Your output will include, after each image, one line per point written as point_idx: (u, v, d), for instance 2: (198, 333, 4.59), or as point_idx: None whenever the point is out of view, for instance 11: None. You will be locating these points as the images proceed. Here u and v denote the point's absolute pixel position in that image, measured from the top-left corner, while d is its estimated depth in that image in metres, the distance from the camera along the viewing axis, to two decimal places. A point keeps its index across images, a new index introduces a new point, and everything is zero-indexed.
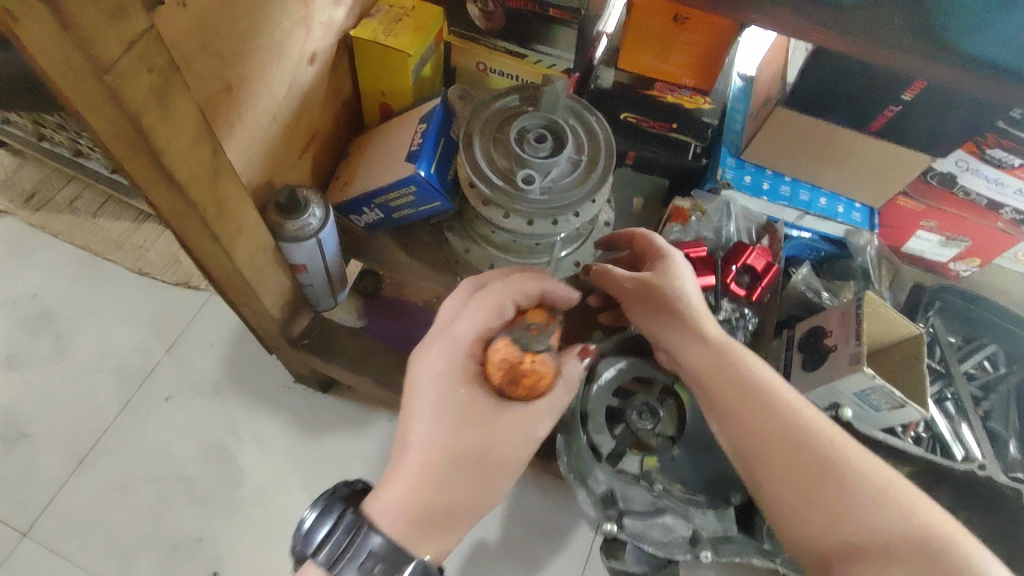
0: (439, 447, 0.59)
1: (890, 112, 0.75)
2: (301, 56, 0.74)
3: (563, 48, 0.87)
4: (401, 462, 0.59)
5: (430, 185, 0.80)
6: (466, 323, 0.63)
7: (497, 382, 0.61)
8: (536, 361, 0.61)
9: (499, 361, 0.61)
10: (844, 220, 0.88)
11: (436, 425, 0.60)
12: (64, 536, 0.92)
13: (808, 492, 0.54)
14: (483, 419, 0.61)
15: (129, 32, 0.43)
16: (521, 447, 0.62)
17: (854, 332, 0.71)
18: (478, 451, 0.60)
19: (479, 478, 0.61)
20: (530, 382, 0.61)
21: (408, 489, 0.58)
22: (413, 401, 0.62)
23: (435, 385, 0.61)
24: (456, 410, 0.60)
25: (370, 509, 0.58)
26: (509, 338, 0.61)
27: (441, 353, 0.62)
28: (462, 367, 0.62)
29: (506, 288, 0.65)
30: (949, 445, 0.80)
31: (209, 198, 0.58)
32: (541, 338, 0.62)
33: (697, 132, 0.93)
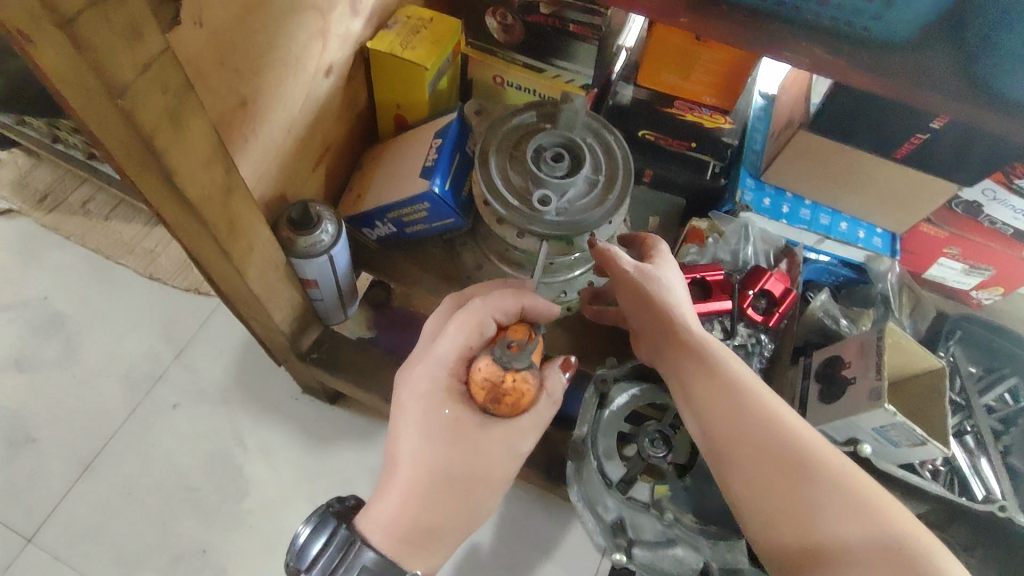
0: (427, 466, 0.57)
1: (917, 139, 0.72)
2: (318, 69, 0.73)
3: (582, 63, 0.85)
4: (390, 480, 0.58)
5: (444, 202, 0.79)
6: (446, 342, 0.60)
7: (481, 402, 0.58)
8: (518, 380, 0.57)
9: (481, 381, 0.57)
10: (865, 246, 0.87)
11: (421, 445, 0.58)
12: (68, 542, 0.92)
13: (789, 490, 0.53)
14: (466, 439, 0.58)
15: (142, 54, 0.42)
16: (507, 464, 0.60)
17: (874, 365, 0.69)
18: (464, 470, 0.58)
19: (469, 496, 0.59)
20: (512, 402, 0.57)
21: (398, 505, 0.57)
22: (399, 420, 0.60)
23: (418, 405, 0.59)
24: (439, 428, 0.58)
25: (362, 523, 0.57)
26: (490, 357, 0.57)
27: (423, 372, 0.60)
28: (443, 387, 0.59)
29: (482, 306, 0.61)
30: (968, 481, 0.77)
31: (220, 216, 0.57)
32: (522, 354, 0.57)
33: (716, 152, 0.91)
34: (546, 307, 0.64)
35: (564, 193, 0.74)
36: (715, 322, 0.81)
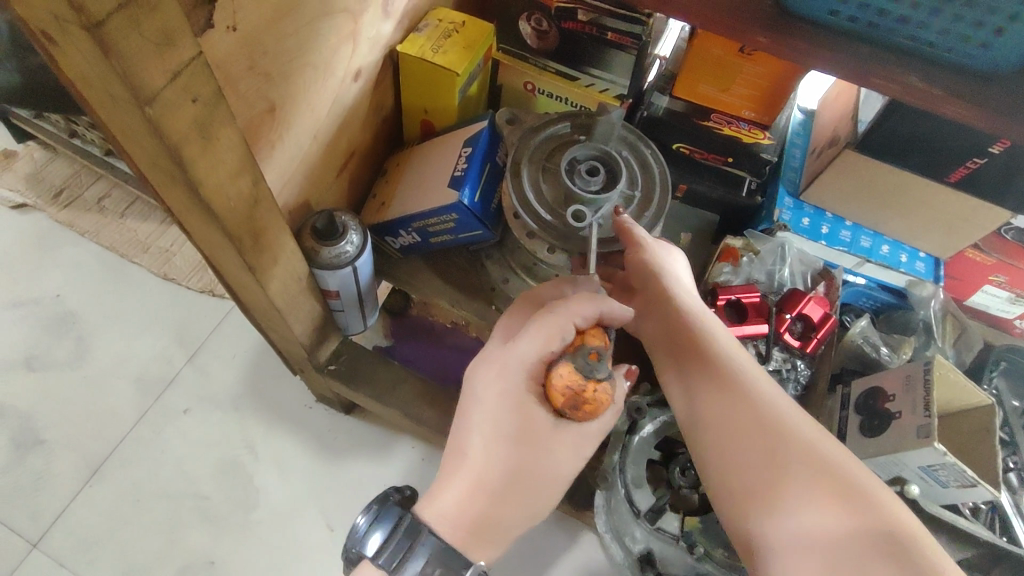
0: (498, 464, 0.54)
1: (972, 165, 0.69)
2: (346, 73, 0.70)
3: (619, 73, 0.82)
4: (455, 472, 0.55)
5: (472, 214, 0.76)
6: (526, 339, 0.55)
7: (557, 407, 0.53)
8: (599, 390, 0.52)
9: (561, 389, 0.52)
10: (908, 270, 0.83)
11: (492, 444, 0.55)
12: (74, 548, 0.90)
13: (767, 467, 0.54)
14: (538, 443, 0.55)
15: (174, 61, 0.40)
16: (572, 466, 0.58)
17: (922, 401, 0.66)
18: (529, 470, 0.55)
19: (532, 494, 0.56)
20: (590, 412, 0.52)
21: (466, 499, 0.54)
22: (469, 417, 0.56)
23: (494, 403, 0.55)
24: (513, 429, 0.54)
25: (427, 509, 0.54)
26: (571, 364, 0.52)
27: (500, 374, 0.56)
28: (518, 389, 0.55)
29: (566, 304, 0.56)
30: (1011, 522, 0.73)
31: (245, 228, 0.54)
32: (603, 363, 0.52)
33: (755, 168, 0.88)
34: (625, 315, 0.58)
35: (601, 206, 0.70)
36: (750, 345, 0.78)
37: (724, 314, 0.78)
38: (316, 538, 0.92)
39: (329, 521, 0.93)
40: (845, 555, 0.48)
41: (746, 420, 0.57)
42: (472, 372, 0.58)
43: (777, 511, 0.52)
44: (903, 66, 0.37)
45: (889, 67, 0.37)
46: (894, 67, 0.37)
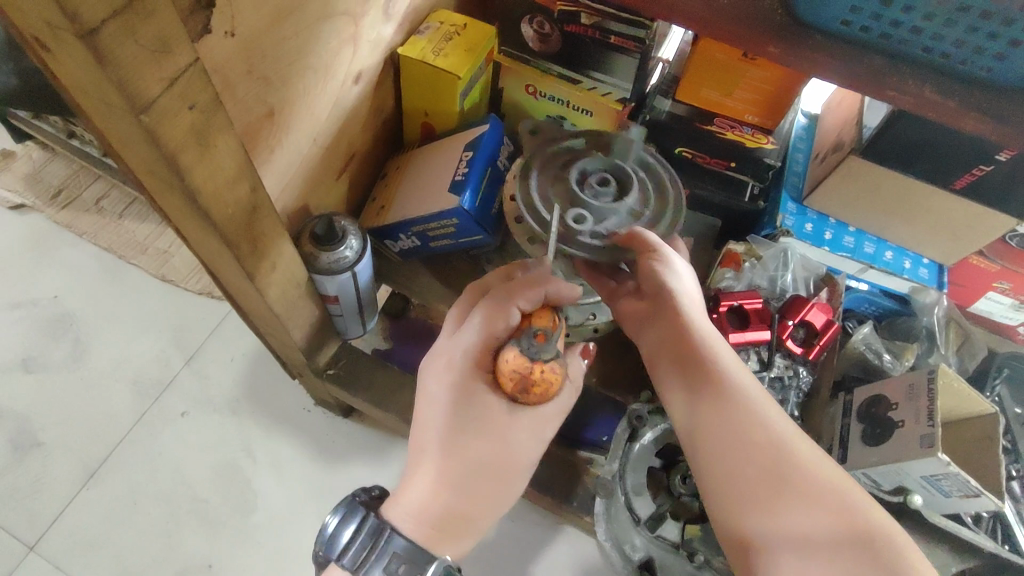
0: (458, 457, 0.56)
1: (978, 172, 0.69)
2: (347, 75, 0.69)
3: (621, 76, 0.81)
4: (417, 467, 0.57)
5: (473, 219, 0.75)
6: (471, 326, 0.58)
7: (508, 391, 0.56)
8: (545, 371, 0.55)
9: (508, 372, 0.54)
10: (911, 276, 0.83)
11: (448, 435, 0.56)
12: (71, 551, 0.89)
13: (767, 483, 0.54)
14: (493, 429, 0.57)
15: (171, 68, 0.39)
16: (531, 450, 0.59)
17: (925, 411, 0.66)
18: (486, 458, 0.56)
19: (497, 485, 0.58)
20: (541, 392, 0.55)
21: (429, 494, 0.55)
22: (423, 409, 0.58)
23: (445, 392, 0.57)
24: (466, 418, 0.56)
25: (391, 506, 0.56)
26: (518, 348, 0.54)
27: (448, 362, 0.58)
28: (465, 376, 0.57)
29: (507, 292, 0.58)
30: (1013, 531, 0.73)
31: (243, 234, 0.54)
32: (549, 345, 0.55)
33: (757, 173, 0.87)
34: (571, 290, 0.59)
35: (609, 219, 0.69)
36: (752, 352, 0.77)
37: (726, 321, 0.77)
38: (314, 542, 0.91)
39: None
40: (831, 569, 0.48)
41: (745, 434, 0.55)
42: (428, 364, 0.59)
43: (770, 523, 0.52)
44: (916, 77, 0.37)
45: (901, 77, 0.37)
46: (906, 77, 0.37)
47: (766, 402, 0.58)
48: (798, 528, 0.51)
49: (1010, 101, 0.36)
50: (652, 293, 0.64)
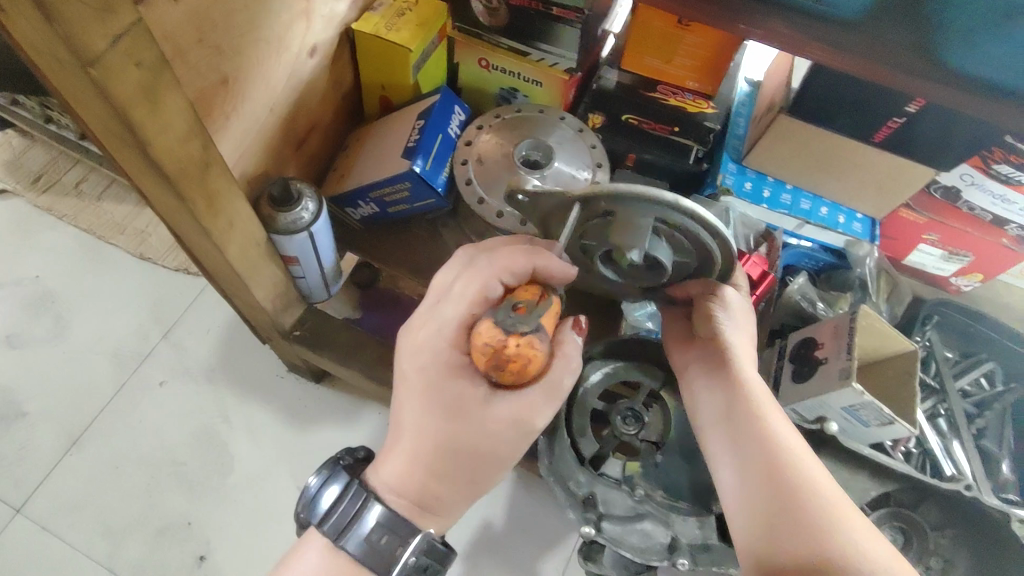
0: (429, 436, 0.57)
1: (893, 123, 0.73)
2: (301, 48, 0.73)
3: (566, 47, 0.84)
4: (395, 443, 0.59)
5: (424, 182, 0.80)
6: (453, 301, 0.58)
7: (484, 369, 0.52)
8: (521, 344, 0.51)
9: (481, 346, 0.51)
10: (844, 231, 0.87)
11: (422, 417, 0.57)
12: (56, 514, 0.94)
13: (786, 510, 0.56)
14: (467, 415, 0.56)
15: (116, 27, 0.43)
16: (514, 440, 0.57)
17: (845, 346, 0.71)
18: (459, 443, 0.57)
19: (473, 468, 0.58)
20: (518, 368, 0.51)
21: (404, 469, 0.58)
22: (403, 388, 0.59)
23: (418, 367, 0.58)
24: (439, 399, 0.56)
25: (373, 476, 0.60)
26: (491, 319, 0.51)
27: (426, 341, 0.58)
28: (439, 353, 0.57)
29: (491, 262, 0.58)
30: (939, 463, 0.79)
31: (198, 191, 0.58)
32: (527, 317, 0.51)
33: (699, 136, 0.90)
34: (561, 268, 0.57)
35: (660, 274, 0.64)
36: None
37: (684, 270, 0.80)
38: (290, 499, 0.96)
39: (300, 483, 0.97)
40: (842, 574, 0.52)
41: (754, 448, 0.61)
42: (406, 336, 0.60)
43: (787, 541, 0.55)
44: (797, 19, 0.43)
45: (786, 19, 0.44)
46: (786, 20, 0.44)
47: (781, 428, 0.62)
48: (768, 541, 0.56)
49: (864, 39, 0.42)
50: (703, 336, 0.68)
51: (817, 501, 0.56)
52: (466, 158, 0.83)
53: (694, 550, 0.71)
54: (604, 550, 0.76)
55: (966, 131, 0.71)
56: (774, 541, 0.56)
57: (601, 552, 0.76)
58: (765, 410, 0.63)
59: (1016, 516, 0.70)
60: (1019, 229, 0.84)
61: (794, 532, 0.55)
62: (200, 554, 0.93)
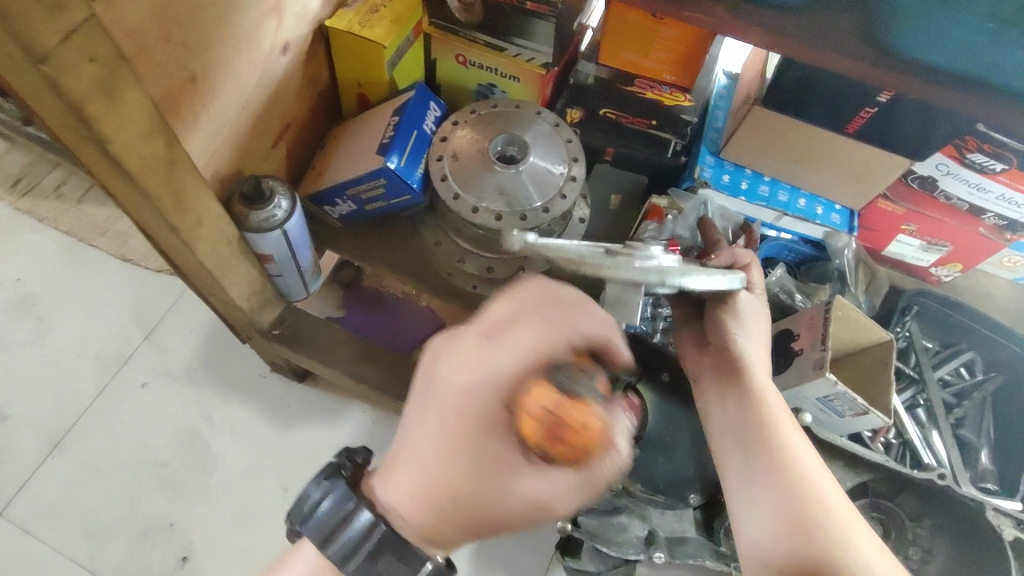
0: (449, 477, 0.46)
1: (866, 113, 0.73)
2: (274, 46, 0.72)
3: (541, 42, 0.83)
4: (402, 457, 0.48)
5: (400, 179, 0.80)
6: (513, 340, 0.51)
7: (532, 438, 0.46)
8: (582, 413, 0.45)
9: (533, 413, 0.46)
10: (823, 222, 0.88)
11: (445, 451, 0.47)
12: (37, 516, 0.94)
13: (793, 522, 0.54)
14: (494, 469, 0.47)
15: (66, 23, 0.43)
16: (533, 516, 0.47)
17: (820, 336, 0.71)
18: (474, 497, 0.46)
19: (491, 528, 0.47)
20: (578, 443, 0.44)
21: (408, 495, 0.47)
22: (429, 403, 0.49)
23: (455, 396, 0.48)
24: (473, 445, 0.47)
25: (380, 488, 0.49)
26: (546, 385, 0.47)
27: (475, 369, 0.49)
28: (484, 389, 0.48)
29: (563, 315, 0.53)
30: (918, 452, 0.81)
31: (164, 187, 0.57)
32: (582, 384, 0.47)
33: (676, 129, 0.91)
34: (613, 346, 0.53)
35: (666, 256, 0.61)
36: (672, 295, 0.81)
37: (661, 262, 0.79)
38: (272, 499, 0.96)
39: (283, 483, 0.97)
40: None
41: (761, 454, 0.59)
42: (445, 356, 0.51)
43: (785, 547, 0.53)
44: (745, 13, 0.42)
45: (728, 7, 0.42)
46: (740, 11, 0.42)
47: (797, 440, 0.60)
48: (769, 547, 0.54)
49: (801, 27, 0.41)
50: (716, 345, 0.68)
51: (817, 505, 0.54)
52: (441, 154, 0.83)
53: (672, 543, 0.75)
54: (584, 548, 0.78)
55: (947, 120, 0.70)
56: (769, 547, 0.54)
57: (581, 549, 0.78)
58: (777, 418, 0.62)
59: (991, 505, 0.70)
60: (996, 219, 0.84)
61: (789, 537, 0.53)
62: (182, 555, 0.92)
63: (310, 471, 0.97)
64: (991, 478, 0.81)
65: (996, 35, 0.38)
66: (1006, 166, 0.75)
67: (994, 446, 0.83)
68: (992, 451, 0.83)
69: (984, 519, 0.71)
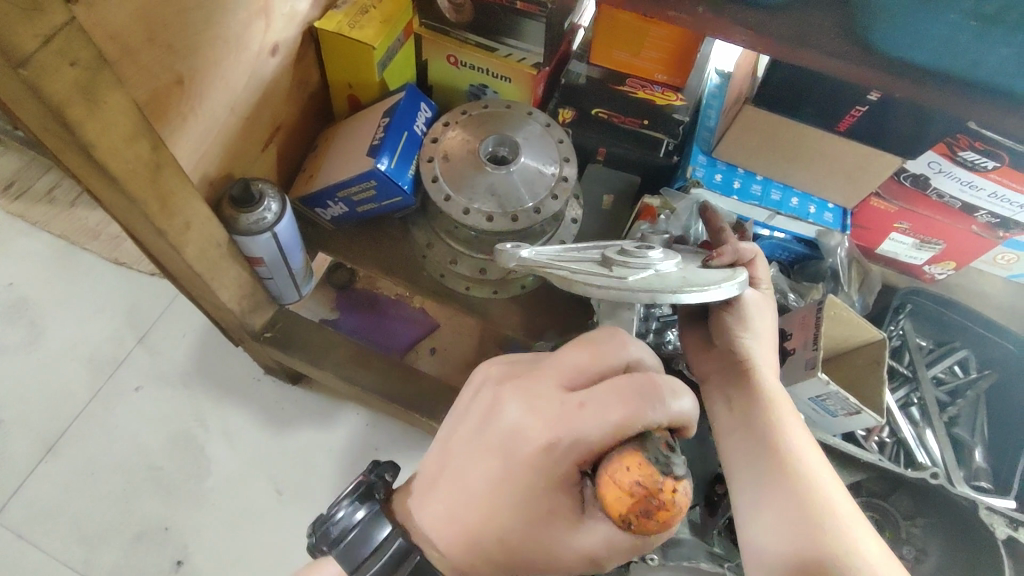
0: (500, 527, 0.49)
1: (856, 112, 0.73)
2: (262, 47, 0.71)
3: (532, 41, 0.83)
4: (452, 489, 0.51)
5: (391, 180, 0.80)
6: (596, 413, 0.45)
7: (620, 515, 0.40)
8: (678, 490, 0.40)
9: (627, 485, 0.40)
10: (816, 221, 0.87)
11: (497, 497, 0.49)
12: (30, 521, 0.93)
13: (796, 526, 0.54)
14: (542, 520, 0.49)
15: (45, 26, 0.43)
16: (570, 560, 0.51)
17: (812, 336, 0.71)
18: (518, 538, 0.49)
19: (525, 569, 0.51)
20: (665, 521, 0.40)
21: (450, 525, 0.50)
22: (488, 448, 0.49)
23: (523, 459, 0.47)
24: (530, 506, 0.48)
25: (418, 510, 0.52)
26: (642, 455, 0.41)
27: (545, 428, 0.47)
28: (554, 458, 0.46)
29: (659, 398, 0.44)
30: (912, 451, 0.80)
31: (150, 191, 0.57)
32: (677, 458, 0.42)
33: (668, 128, 0.91)
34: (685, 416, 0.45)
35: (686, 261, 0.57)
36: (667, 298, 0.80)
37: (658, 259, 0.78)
38: (266, 503, 0.95)
39: (278, 486, 0.96)
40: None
41: (762, 456, 0.59)
42: (521, 397, 0.49)
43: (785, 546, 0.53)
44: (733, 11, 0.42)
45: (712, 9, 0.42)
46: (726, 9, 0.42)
47: (803, 444, 0.60)
48: (776, 546, 0.53)
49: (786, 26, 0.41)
50: (723, 348, 0.67)
51: (821, 506, 0.54)
52: (432, 156, 0.83)
53: (667, 545, 0.73)
54: None
55: (939, 118, 0.70)
56: (771, 548, 0.54)
57: None
58: (783, 419, 0.62)
59: (984, 504, 0.70)
60: (989, 216, 0.84)
61: (791, 539, 0.53)
62: (177, 559, 0.92)
63: (304, 474, 0.97)
64: (985, 476, 0.81)
65: (977, 34, 0.37)
66: (997, 164, 0.75)
67: (988, 444, 0.83)
68: (986, 449, 0.83)
69: (978, 518, 0.71)
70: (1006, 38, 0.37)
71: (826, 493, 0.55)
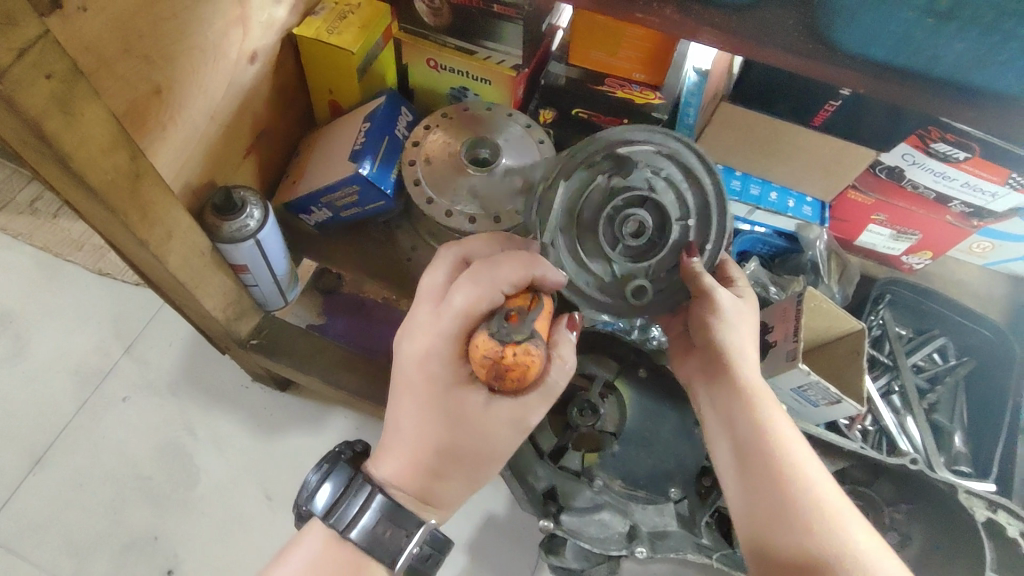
0: (433, 439, 0.55)
1: (830, 106, 0.75)
2: (240, 55, 0.71)
3: (510, 44, 0.83)
4: (393, 438, 0.57)
5: (372, 185, 0.81)
6: (452, 310, 0.54)
7: (484, 378, 0.52)
8: (519, 353, 0.50)
9: (480, 358, 0.50)
10: (794, 215, 0.89)
11: (422, 416, 0.55)
12: (19, 534, 0.93)
13: (796, 524, 0.55)
14: (468, 415, 0.54)
15: (20, 38, 0.43)
16: (513, 438, 0.56)
17: (793, 327, 0.72)
18: (460, 444, 0.55)
19: (482, 464, 0.57)
20: (519, 375, 0.50)
21: (405, 465, 0.56)
22: (399, 381, 0.57)
23: (419, 372, 0.55)
24: (446, 409, 0.54)
25: (375, 469, 0.58)
26: (487, 331, 0.51)
27: (421, 341, 0.55)
28: (439, 359, 0.54)
29: (490, 273, 0.54)
30: (894, 438, 0.82)
31: (129, 202, 0.57)
32: (521, 323, 0.50)
33: (648, 126, 0.89)
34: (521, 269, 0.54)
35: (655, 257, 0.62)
36: None
37: None
38: (256, 510, 0.95)
39: (267, 492, 0.96)
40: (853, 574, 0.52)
41: (756, 456, 0.59)
42: (406, 333, 0.57)
43: (793, 546, 0.54)
44: (706, 11, 0.43)
45: (683, 13, 0.43)
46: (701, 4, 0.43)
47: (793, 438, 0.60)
48: (778, 548, 0.55)
49: (754, 26, 0.42)
50: (699, 345, 0.67)
51: (815, 504, 0.56)
52: (413, 159, 0.83)
53: (654, 537, 0.74)
54: (566, 543, 0.79)
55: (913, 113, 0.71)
56: (775, 549, 0.55)
57: (563, 545, 0.79)
58: (770, 414, 0.61)
59: (962, 487, 0.72)
60: (963, 207, 0.85)
61: (795, 540, 0.55)
62: (167, 568, 0.92)
63: (294, 478, 0.97)
64: (965, 461, 0.83)
65: (935, 29, 0.38)
66: (968, 156, 0.76)
67: (967, 430, 0.86)
68: (965, 435, 0.85)
69: (956, 501, 0.72)
70: (963, 33, 0.38)
71: (821, 490, 0.57)
